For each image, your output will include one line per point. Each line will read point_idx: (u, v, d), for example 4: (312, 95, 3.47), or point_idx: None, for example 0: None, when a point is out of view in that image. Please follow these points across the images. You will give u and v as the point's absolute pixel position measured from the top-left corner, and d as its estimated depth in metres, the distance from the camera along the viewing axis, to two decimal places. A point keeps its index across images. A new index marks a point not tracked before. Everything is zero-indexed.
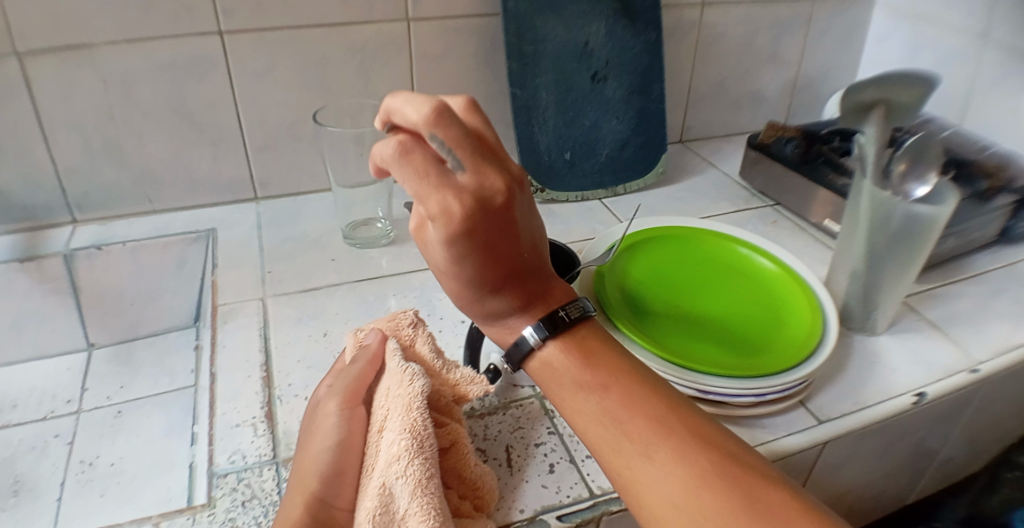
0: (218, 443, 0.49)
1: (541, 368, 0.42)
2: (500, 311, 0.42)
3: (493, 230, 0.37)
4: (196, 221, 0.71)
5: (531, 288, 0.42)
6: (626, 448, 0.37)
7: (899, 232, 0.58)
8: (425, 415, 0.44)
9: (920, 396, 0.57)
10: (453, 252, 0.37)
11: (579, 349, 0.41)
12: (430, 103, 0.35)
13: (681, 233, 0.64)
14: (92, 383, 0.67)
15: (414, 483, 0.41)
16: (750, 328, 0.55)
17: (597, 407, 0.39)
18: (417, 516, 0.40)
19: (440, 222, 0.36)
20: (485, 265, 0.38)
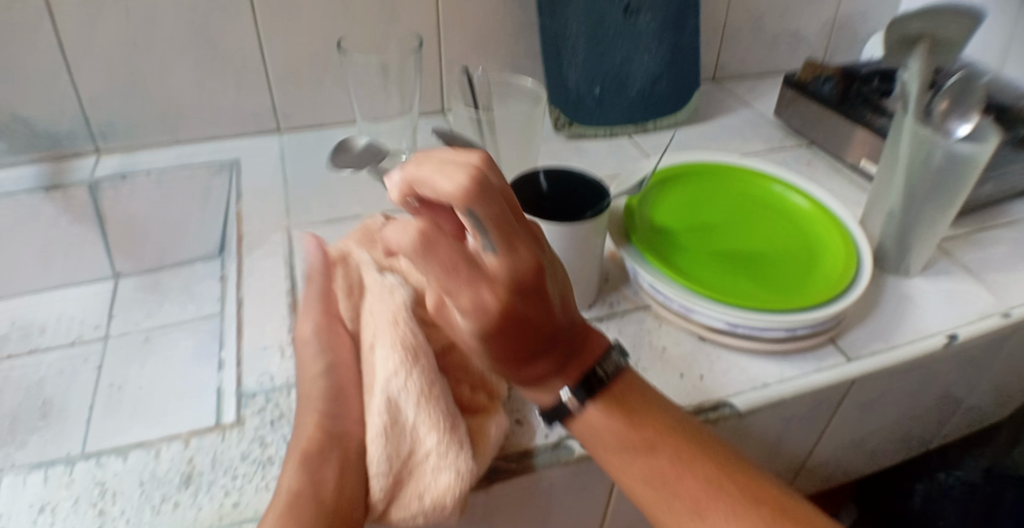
0: (246, 365, 0.50)
1: (583, 428, 0.40)
2: (536, 376, 0.39)
3: (529, 310, 0.33)
4: (221, 151, 0.71)
5: (564, 352, 0.39)
6: (679, 508, 0.37)
7: (939, 173, 0.56)
8: (410, 324, 0.43)
9: (953, 337, 0.56)
10: (484, 338, 0.33)
11: (622, 409, 0.40)
12: (463, 173, 0.29)
13: (708, 171, 0.63)
14: (119, 310, 0.68)
15: (417, 394, 0.40)
16: (783, 264, 0.55)
17: (647, 469, 0.39)
18: (428, 424, 0.40)
19: (472, 317, 0.31)
20: (520, 341, 0.35)
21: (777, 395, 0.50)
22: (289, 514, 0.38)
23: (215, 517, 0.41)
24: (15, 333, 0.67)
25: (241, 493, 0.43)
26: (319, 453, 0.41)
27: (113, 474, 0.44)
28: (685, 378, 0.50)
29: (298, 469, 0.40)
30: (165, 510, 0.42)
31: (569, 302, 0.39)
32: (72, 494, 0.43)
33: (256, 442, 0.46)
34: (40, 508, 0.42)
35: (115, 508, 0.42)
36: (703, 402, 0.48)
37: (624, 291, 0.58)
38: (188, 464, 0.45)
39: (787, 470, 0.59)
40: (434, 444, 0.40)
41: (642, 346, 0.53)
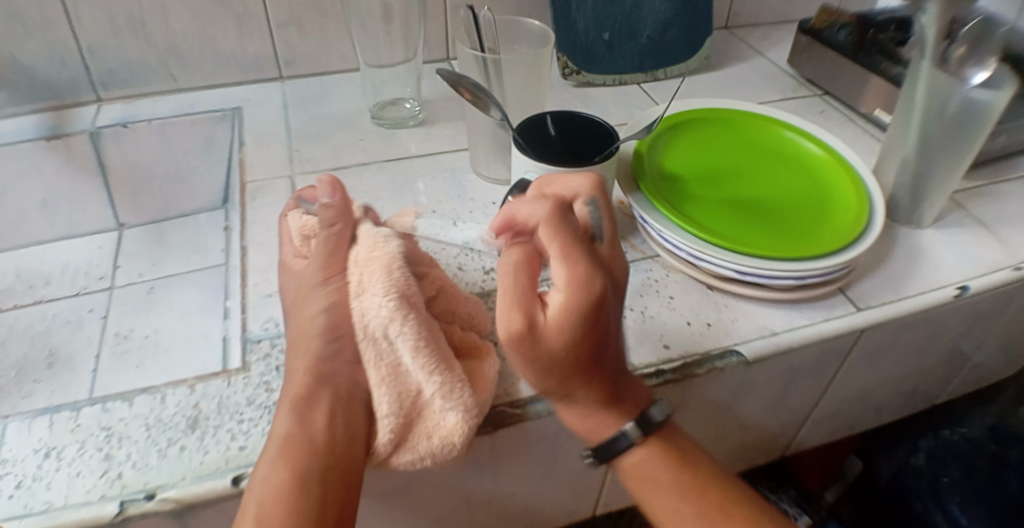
0: (252, 312, 0.50)
1: (632, 469, 0.41)
2: (594, 403, 0.39)
3: (616, 311, 0.37)
4: (222, 100, 0.70)
5: (622, 394, 0.40)
6: None
7: (955, 121, 0.55)
8: (402, 273, 0.42)
9: (964, 289, 0.55)
10: (576, 331, 0.35)
11: (672, 452, 0.41)
12: (594, 179, 0.41)
13: (718, 118, 0.62)
14: (124, 262, 0.68)
15: (412, 340, 0.40)
16: (794, 213, 0.54)
17: (695, 511, 0.40)
18: (425, 370, 0.40)
19: (578, 293, 0.34)
20: (600, 349, 0.37)
21: (786, 344, 0.49)
22: (289, 457, 0.38)
23: (222, 461, 0.42)
24: (21, 284, 0.67)
25: (247, 437, 0.43)
26: (315, 398, 0.40)
27: (119, 419, 0.44)
28: (692, 326, 0.50)
29: (293, 413, 0.40)
30: (171, 454, 0.42)
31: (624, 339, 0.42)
32: (79, 439, 0.43)
33: (262, 387, 0.46)
34: (45, 454, 0.42)
35: (121, 453, 0.42)
36: (710, 349, 0.48)
37: (631, 240, 0.57)
38: (194, 408, 0.45)
39: (792, 421, 0.59)
40: (437, 388, 0.40)
41: (650, 294, 0.52)
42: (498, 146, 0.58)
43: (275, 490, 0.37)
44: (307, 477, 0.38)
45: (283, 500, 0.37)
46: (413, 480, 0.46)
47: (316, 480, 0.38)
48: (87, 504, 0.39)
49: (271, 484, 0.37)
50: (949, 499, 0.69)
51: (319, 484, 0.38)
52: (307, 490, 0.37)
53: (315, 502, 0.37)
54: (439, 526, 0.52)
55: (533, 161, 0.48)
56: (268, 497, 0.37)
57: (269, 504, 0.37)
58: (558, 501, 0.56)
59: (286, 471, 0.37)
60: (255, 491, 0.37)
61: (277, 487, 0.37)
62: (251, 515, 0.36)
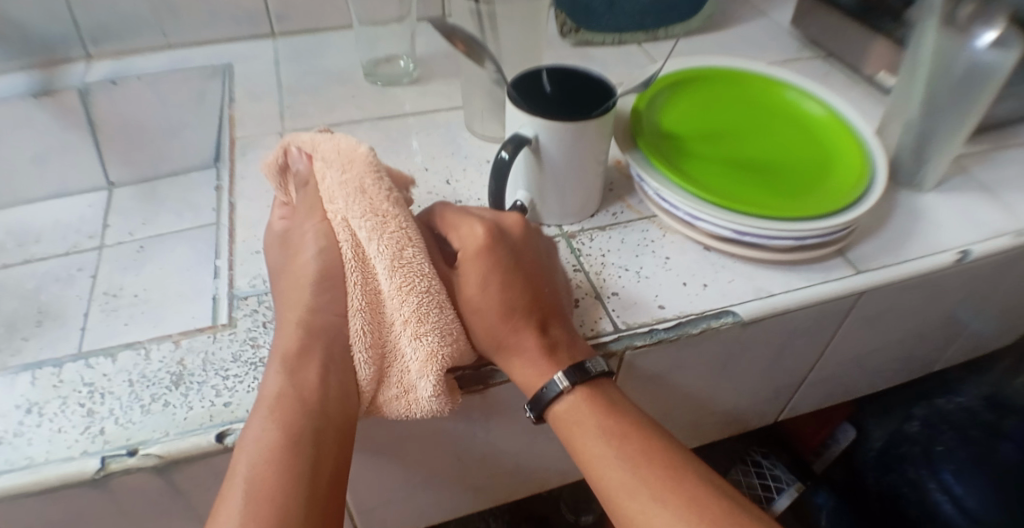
0: (240, 268, 0.50)
1: (565, 416, 0.40)
2: (530, 351, 0.41)
3: (514, 255, 0.42)
4: (214, 56, 0.68)
5: (559, 342, 0.41)
6: (641, 494, 0.37)
7: (964, 79, 0.54)
8: (388, 194, 0.42)
9: (965, 253, 0.54)
10: (479, 276, 0.41)
11: (597, 401, 0.40)
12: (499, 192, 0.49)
13: (718, 76, 0.61)
14: (114, 220, 0.67)
15: (390, 261, 0.40)
16: (795, 173, 0.53)
17: (616, 454, 0.38)
18: (400, 293, 0.39)
19: (471, 245, 0.41)
20: (511, 293, 0.41)
21: (783, 305, 0.48)
22: (279, 414, 0.37)
23: (206, 417, 0.41)
24: (11, 242, 0.66)
25: (232, 393, 0.42)
26: (308, 351, 0.39)
27: (103, 375, 0.44)
28: (688, 287, 0.49)
29: (281, 372, 0.38)
30: (154, 410, 0.41)
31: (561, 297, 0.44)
32: (61, 395, 0.43)
33: (248, 343, 0.45)
34: (27, 410, 0.42)
35: (104, 409, 0.42)
36: (706, 309, 0.48)
37: (629, 200, 0.56)
38: (179, 364, 0.44)
39: (787, 385, 0.59)
40: (412, 312, 0.39)
41: (646, 254, 0.51)
42: (493, 103, 0.57)
43: (266, 449, 0.35)
44: (299, 436, 0.36)
45: (274, 460, 0.35)
46: (404, 435, 0.46)
47: (309, 440, 0.36)
48: (68, 460, 0.39)
49: (262, 443, 0.35)
50: (943, 466, 0.69)
51: (310, 444, 0.36)
52: (298, 449, 0.36)
53: (307, 460, 0.35)
54: (429, 484, 0.52)
55: (527, 116, 0.47)
56: (259, 456, 0.35)
57: (262, 465, 0.35)
58: (550, 462, 0.56)
59: (277, 431, 0.36)
60: (246, 453, 0.35)
61: (269, 446, 0.35)
62: (241, 476, 0.35)
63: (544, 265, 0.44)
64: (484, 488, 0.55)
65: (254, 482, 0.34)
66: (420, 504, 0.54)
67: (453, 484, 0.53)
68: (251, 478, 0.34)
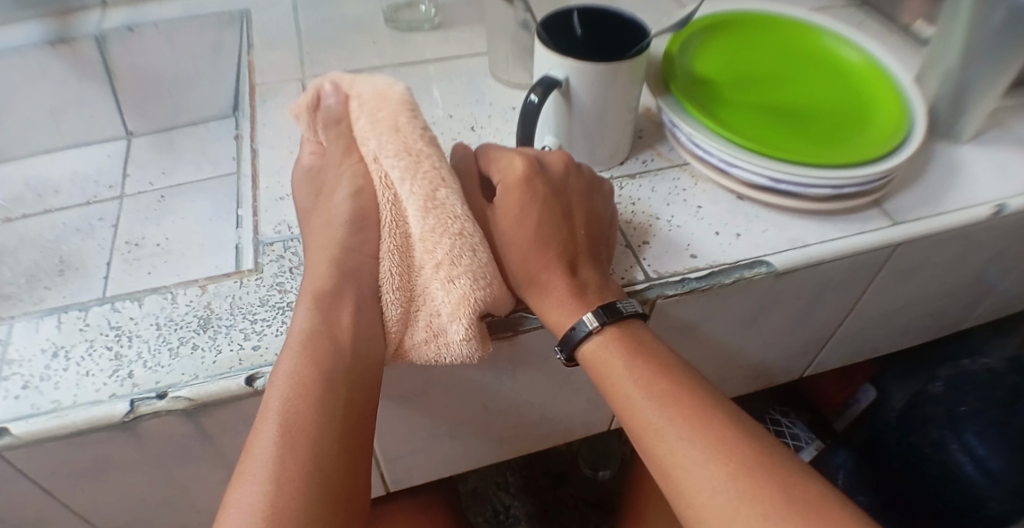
0: (263, 215, 0.49)
1: (593, 355, 0.40)
2: (556, 281, 0.40)
3: (551, 185, 0.41)
4: (231, 3, 0.67)
5: (590, 283, 0.40)
6: (670, 433, 0.36)
7: (1006, 27, 0.52)
8: (417, 128, 0.41)
9: (1003, 207, 0.52)
10: (514, 203, 0.40)
11: (625, 342, 0.39)
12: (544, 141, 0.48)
13: (752, 21, 0.59)
14: (133, 170, 0.66)
15: (421, 201, 0.39)
16: (834, 121, 0.51)
17: (645, 395, 0.37)
18: (433, 233, 0.38)
19: (509, 171, 0.41)
20: (544, 222, 0.40)
21: (818, 256, 0.47)
22: (309, 350, 0.35)
23: (235, 361, 0.41)
24: (30, 193, 0.66)
25: (260, 337, 0.42)
26: (335, 293, 0.38)
27: (129, 318, 0.43)
28: (720, 237, 0.48)
29: (310, 309, 0.37)
30: (182, 354, 0.41)
31: (603, 242, 0.43)
32: (87, 338, 0.42)
33: (275, 288, 0.44)
34: (53, 354, 0.42)
35: (131, 352, 0.41)
36: (739, 260, 0.47)
37: (659, 148, 0.55)
38: (206, 308, 0.44)
39: (815, 340, 0.58)
40: (445, 254, 0.38)
41: (676, 203, 0.50)
42: (518, 48, 0.55)
43: (296, 384, 0.34)
44: (330, 372, 0.35)
45: (305, 396, 0.34)
46: (435, 380, 0.45)
47: (336, 377, 0.35)
48: (96, 403, 0.39)
49: (293, 378, 0.34)
50: (965, 427, 0.68)
51: (341, 383, 0.35)
52: (328, 386, 0.35)
53: (338, 398, 0.35)
54: (456, 432, 0.51)
55: (557, 57, 0.45)
56: (292, 394, 0.34)
57: (293, 401, 0.34)
58: (574, 413, 0.55)
59: (308, 368, 0.35)
60: (277, 387, 0.34)
61: (300, 382, 0.34)
62: (272, 409, 0.34)
63: (588, 207, 0.42)
64: (510, 439, 0.55)
65: (289, 420, 0.33)
66: (445, 453, 0.54)
67: (478, 432, 0.53)
68: (282, 412, 0.33)
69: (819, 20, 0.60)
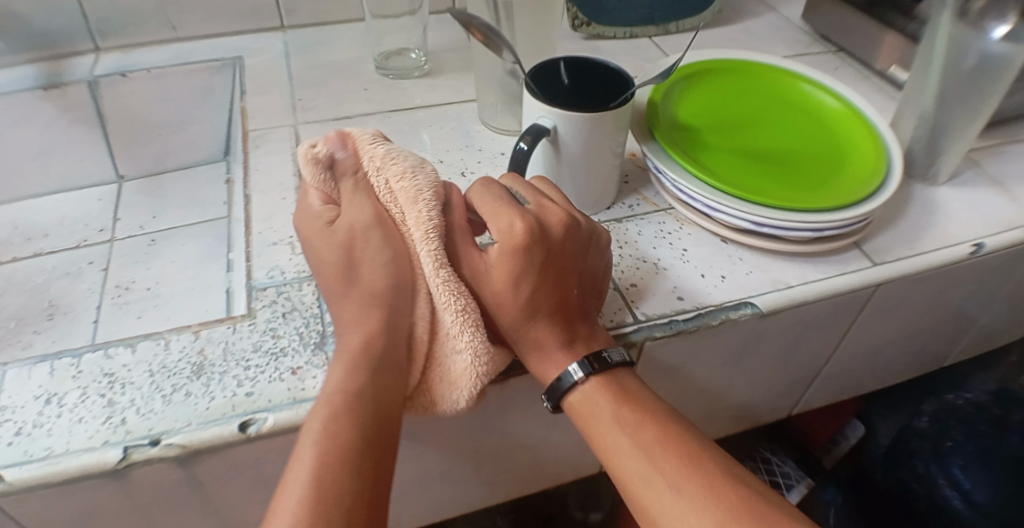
0: (256, 261, 0.49)
1: (580, 403, 0.40)
2: (547, 341, 0.40)
3: (547, 248, 0.40)
4: (223, 49, 0.69)
5: (578, 335, 0.41)
6: (657, 480, 0.37)
7: (976, 73, 0.55)
8: (430, 203, 0.41)
9: (979, 246, 0.54)
10: (511, 271, 0.39)
11: (616, 391, 0.40)
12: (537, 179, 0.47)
13: (734, 66, 0.61)
14: (124, 214, 0.67)
15: (435, 270, 0.40)
16: (815, 164, 0.53)
17: (632, 441, 0.38)
18: (444, 305, 0.39)
19: (501, 238, 0.39)
20: (541, 286, 0.40)
21: (801, 297, 0.48)
22: (349, 413, 0.35)
23: (228, 407, 0.41)
24: (19, 236, 0.66)
25: (254, 383, 0.42)
26: (383, 357, 0.38)
27: (122, 365, 0.43)
28: (705, 278, 0.49)
29: (348, 369, 0.37)
30: (176, 400, 0.41)
31: (592, 290, 0.43)
32: (80, 385, 0.42)
33: (268, 334, 0.45)
34: (46, 401, 0.41)
35: (125, 399, 0.41)
36: (725, 301, 0.47)
37: (644, 192, 0.56)
38: (199, 354, 0.44)
39: (801, 379, 0.59)
40: (453, 326, 0.39)
41: (663, 246, 0.51)
42: (507, 95, 0.57)
43: (332, 444, 0.34)
44: (365, 434, 0.35)
45: (339, 457, 0.34)
46: (428, 424, 0.45)
47: (369, 441, 0.35)
48: (89, 450, 0.38)
49: (327, 441, 0.34)
50: (951, 461, 0.69)
51: (374, 446, 0.35)
52: (362, 452, 0.34)
53: (370, 462, 0.34)
54: (446, 476, 0.51)
55: (546, 107, 0.46)
56: (319, 455, 0.33)
57: (325, 461, 0.33)
58: (566, 454, 0.55)
59: (345, 428, 0.35)
60: (307, 441, 0.34)
61: (336, 443, 0.34)
62: (304, 469, 0.33)
63: (582, 265, 0.42)
64: (502, 481, 0.55)
65: (315, 479, 0.33)
66: (436, 496, 0.54)
67: (471, 476, 0.53)
68: (316, 472, 0.33)
69: (791, 65, 0.62)
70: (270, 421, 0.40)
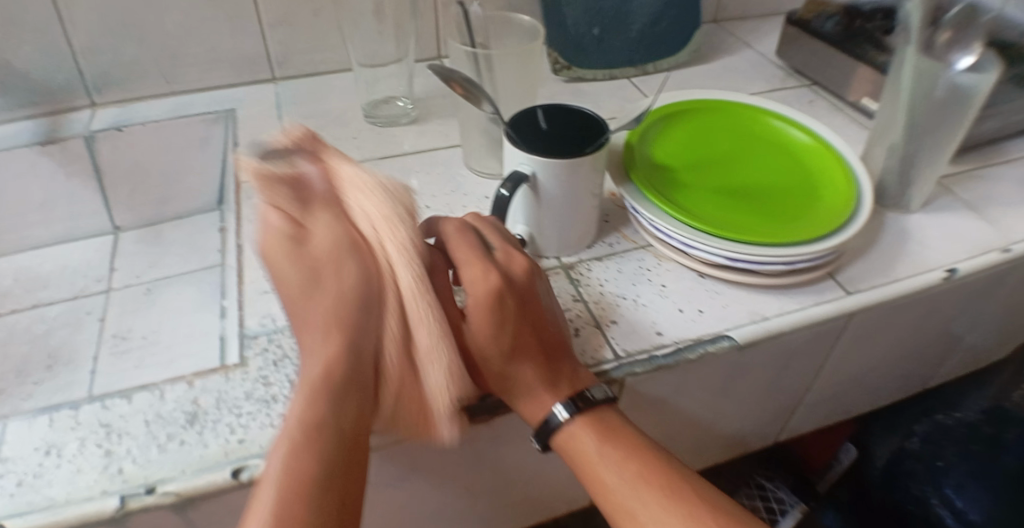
0: (249, 308, 0.51)
1: (566, 441, 0.42)
2: (530, 386, 0.42)
3: (518, 297, 0.41)
4: (218, 100, 0.72)
5: (562, 374, 0.43)
6: (642, 515, 0.38)
7: (942, 105, 0.56)
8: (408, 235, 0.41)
9: (953, 271, 0.55)
10: (489, 325, 0.40)
11: (601, 427, 0.41)
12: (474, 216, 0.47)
13: (708, 105, 0.64)
14: (122, 263, 0.69)
15: (415, 298, 0.40)
16: (786, 198, 0.55)
17: (617, 477, 0.39)
18: (422, 334, 0.39)
19: (474, 292, 0.41)
20: (518, 334, 0.41)
21: (778, 328, 0.50)
22: (312, 447, 0.35)
23: (222, 454, 0.42)
24: (19, 287, 0.68)
25: (246, 430, 0.43)
26: (347, 385, 0.37)
27: (119, 415, 0.45)
28: (684, 313, 0.50)
29: (307, 401, 0.36)
30: (171, 448, 0.42)
31: (563, 332, 0.45)
32: (80, 435, 0.44)
33: (260, 382, 0.46)
34: (46, 452, 0.43)
35: (122, 448, 0.42)
36: (703, 335, 0.49)
37: (624, 230, 0.58)
38: (193, 403, 0.45)
39: (787, 407, 0.60)
40: (432, 360, 0.39)
41: (642, 282, 0.53)
42: (490, 141, 0.59)
43: (292, 481, 0.33)
44: (329, 468, 0.35)
45: (301, 494, 0.33)
46: (419, 463, 0.46)
47: (338, 475, 0.35)
48: (89, 499, 0.39)
49: (288, 474, 0.34)
50: (945, 481, 0.70)
51: (338, 483, 0.34)
52: (328, 485, 0.34)
53: (335, 495, 0.34)
54: (438, 515, 0.52)
55: (525, 153, 0.48)
56: (280, 490, 0.33)
57: (286, 494, 0.33)
58: (557, 489, 0.56)
59: (307, 463, 0.34)
60: (270, 474, 0.34)
61: (299, 479, 0.34)
62: (267, 508, 0.33)
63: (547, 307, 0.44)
64: (496, 517, 0.56)
65: (276, 516, 0.32)
66: None
67: (464, 513, 0.54)
68: (279, 509, 0.32)
69: (761, 103, 0.65)
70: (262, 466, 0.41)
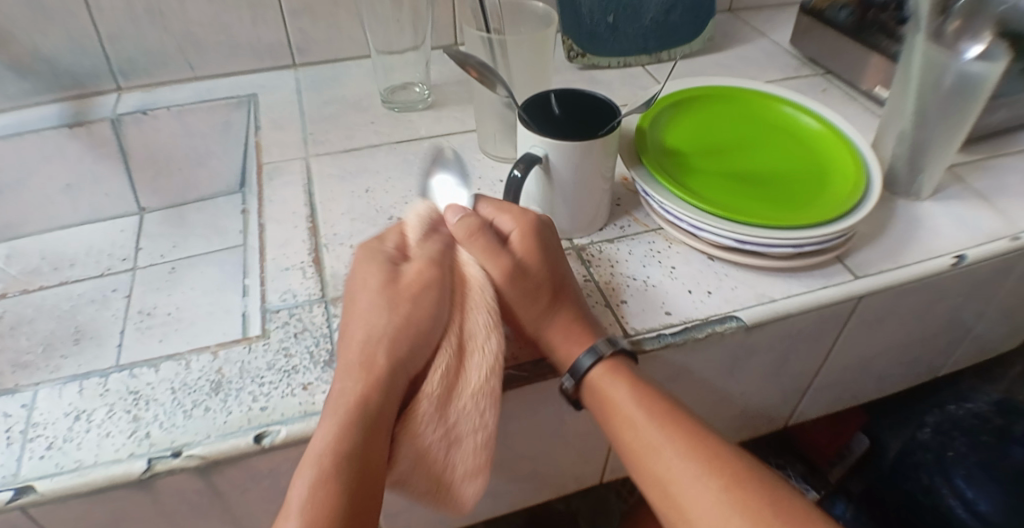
0: (270, 284, 0.53)
1: (600, 380, 0.43)
2: (559, 311, 0.45)
3: (552, 234, 0.47)
4: (239, 87, 0.74)
5: (591, 319, 0.46)
6: (665, 450, 0.40)
7: (953, 93, 0.56)
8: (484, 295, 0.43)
9: (961, 258, 0.56)
10: (527, 248, 0.45)
11: (628, 371, 0.44)
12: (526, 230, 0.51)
13: (720, 92, 0.65)
14: (147, 243, 0.72)
15: (476, 362, 0.41)
16: (796, 183, 0.56)
17: (644, 414, 0.41)
18: (472, 396, 0.40)
19: (518, 222, 0.46)
20: (552, 262, 0.46)
21: (784, 308, 0.51)
22: (333, 479, 0.35)
23: (245, 420, 0.44)
24: (46, 266, 0.70)
25: (268, 398, 0.45)
26: (380, 419, 0.38)
27: (146, 383, 0.46)
28: (693, 294, 0.51)
29: (341, 429, 0.37)
30: (196, 414, 0.44)
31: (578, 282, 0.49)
32: (108, 402, 0.45)
33: (281, 353, 0.48)
34: (75, 417, 0.45)
35: (149, 414, 0.44)
36: (711, 315, 0.50)
37: (635, 214, 0.59)
38: (217, 372, 0.47)
39: (794, 390, 0.61)
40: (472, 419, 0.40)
41: (652, 264, 0.54)
42: (504, 125, 0.60)
43: (313, 512, 0.34)
44: (349, 505, 0.35)
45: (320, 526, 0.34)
46: None
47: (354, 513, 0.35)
48: (117, 461, 0.41)
49: (311, 504, 0.35)
50: (955, 471, 0.70)
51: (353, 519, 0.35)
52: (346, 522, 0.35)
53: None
54: None
55: (538, 136, 0.49)
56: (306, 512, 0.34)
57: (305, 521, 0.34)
58: (566, 465, 0.58)
59: (322, 490, 0.35)
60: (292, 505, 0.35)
61: (319, 509, 0.35)
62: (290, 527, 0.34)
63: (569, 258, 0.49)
64: (508, 491, 0.57)
65: None
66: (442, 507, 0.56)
67: None
68: None
69: (772, 91, 0.66)
70: (283, 432, 0.43)
